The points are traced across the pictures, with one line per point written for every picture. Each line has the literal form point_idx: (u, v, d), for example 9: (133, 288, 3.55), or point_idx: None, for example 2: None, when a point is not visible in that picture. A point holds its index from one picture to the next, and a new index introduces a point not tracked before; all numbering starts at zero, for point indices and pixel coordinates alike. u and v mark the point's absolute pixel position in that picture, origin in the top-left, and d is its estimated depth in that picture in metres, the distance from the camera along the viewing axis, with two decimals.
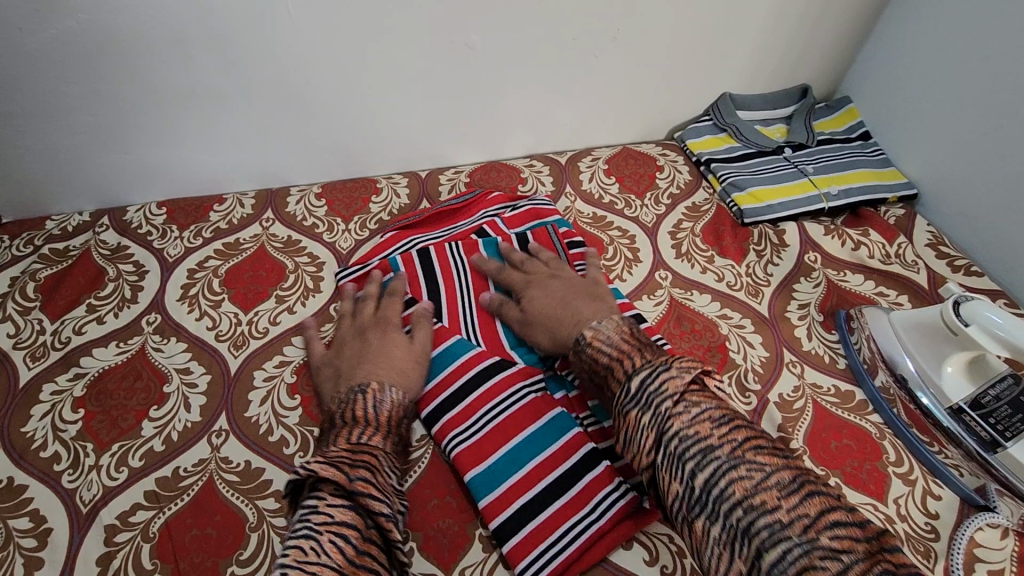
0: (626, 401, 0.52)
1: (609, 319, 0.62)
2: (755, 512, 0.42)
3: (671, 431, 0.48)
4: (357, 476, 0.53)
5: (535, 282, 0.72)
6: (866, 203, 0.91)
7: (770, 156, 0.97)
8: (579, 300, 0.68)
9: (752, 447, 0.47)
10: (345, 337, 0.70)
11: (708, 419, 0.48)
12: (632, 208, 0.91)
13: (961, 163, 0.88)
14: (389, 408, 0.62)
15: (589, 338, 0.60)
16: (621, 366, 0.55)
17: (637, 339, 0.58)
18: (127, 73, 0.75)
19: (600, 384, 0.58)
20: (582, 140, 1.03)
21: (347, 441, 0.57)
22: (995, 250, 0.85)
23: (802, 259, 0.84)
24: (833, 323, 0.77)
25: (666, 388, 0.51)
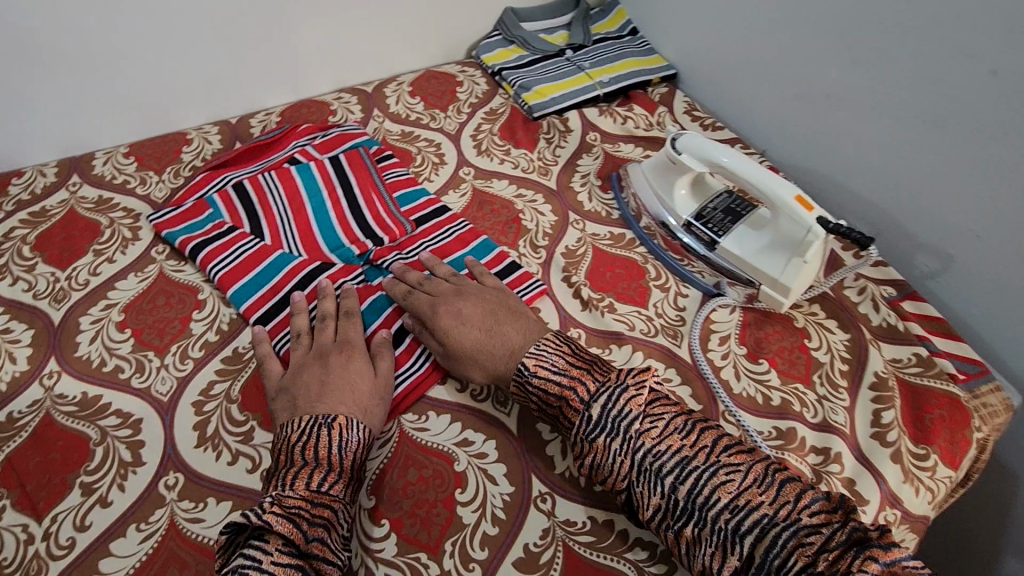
0: (590, 431, 0.56)
1: (546, 340, 0.63)
2: (744, 511, 0.50)
3: (645, 451, 0.54)
4: (314, 536, 0.51)
5: (447, 315, 0.66)
6: (635, 86, 1.07)
7: (553, 58, 1.09)
8: (498, 321, 0.66)
9: (723, 450, 0.54)
10: (306, 362, 0.64)
11: (676, 432, 0.55)
12: (436, 120, 1.01)
13: (700, 40, 1.05)
14: (354, 450, 0.57)
15: (533, 366, 0.61)
16: (575, 393, 0.58)
17: (582, 360, 0.61)
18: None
19: (554, 415, 0.61)
20: (387, 68, 1.10)
21: (307, 487, 0.53)
22: (734, 107, 1.03)
23: (584, 139, 0.97)
24: (609, 185, 0.91)
25: (631, 412, 0.55)
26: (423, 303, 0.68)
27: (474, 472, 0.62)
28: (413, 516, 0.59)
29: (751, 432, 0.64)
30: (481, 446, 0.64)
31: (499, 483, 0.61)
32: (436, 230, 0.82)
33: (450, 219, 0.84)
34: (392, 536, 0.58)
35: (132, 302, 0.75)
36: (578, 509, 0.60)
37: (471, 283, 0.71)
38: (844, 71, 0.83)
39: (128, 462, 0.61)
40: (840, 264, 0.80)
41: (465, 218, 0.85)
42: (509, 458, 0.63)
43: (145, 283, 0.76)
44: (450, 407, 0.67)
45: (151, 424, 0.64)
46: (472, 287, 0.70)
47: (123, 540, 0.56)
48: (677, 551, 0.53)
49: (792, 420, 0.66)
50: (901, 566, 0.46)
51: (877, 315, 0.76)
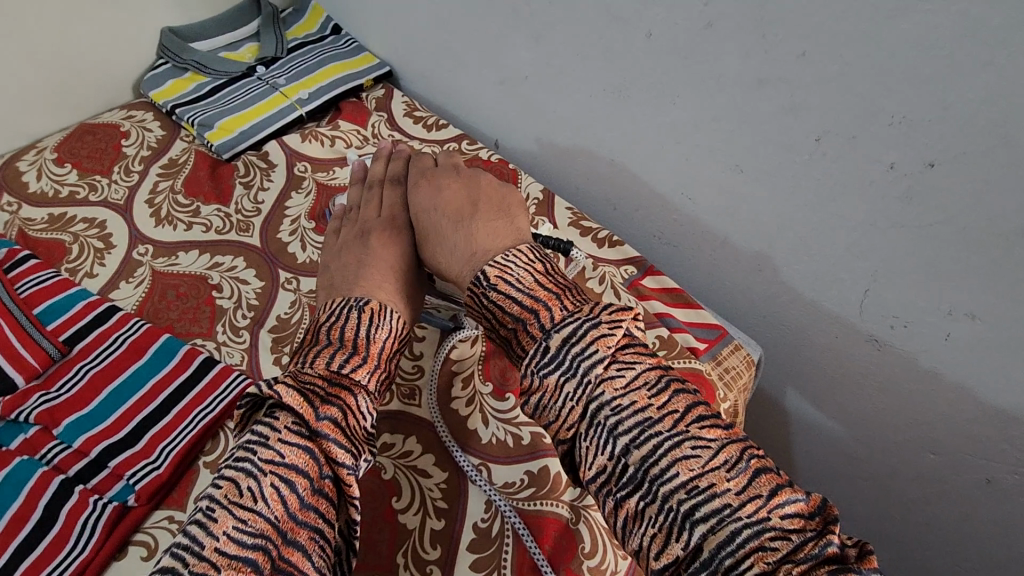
0: (543, 364, 0.46)
1: (518, 252, 0.54)
2: (703, 496, 0.39)
3: (602, 401, 0.43)
4: (327, 416, 0.45)
5: (426, 194, 0.66)
6: (343, 95, 0.93)
7: (243, 80, 0.92)
8: (470, 219, 0.61)
9: (695, 420, 0.42)
10: (347, 241, 0.67)
11: (644, 386, 0.43)
12: (97, 189, 0.80)
13: (400, 32, 0.93)
14: (385, 338, 0.54)
15: (495, 278, 0.52)
16: (535, 319, 0.48)
17: (554, 282, 0.51)
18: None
19: (505, 339, 0.51)
20: (22, 133, 0.87)
21: (325, 365, 0.49)
22: (454, 99, 0.93)
23: (291, 173, 0.83)
24: (323, 223, 0.78)
25: (595, 353, 0.44)
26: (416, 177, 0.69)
27: None
28: None
29: (498, 497, 0.57)
30: None
31: None
32: (99, 345, 0.65)
33: (120, 322, 0.67)
34: None
35: None
36: None
37: (479, 174, 0.68)
38: (530, 51, 0.77)
39: None
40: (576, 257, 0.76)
41: (141, 316, 0.69)
42: None
43: None
44: None
45: None
46: (471, 172, 0.68)
47: None
48: (613, 523, 0.43)
49: (544, 456, 0.60)
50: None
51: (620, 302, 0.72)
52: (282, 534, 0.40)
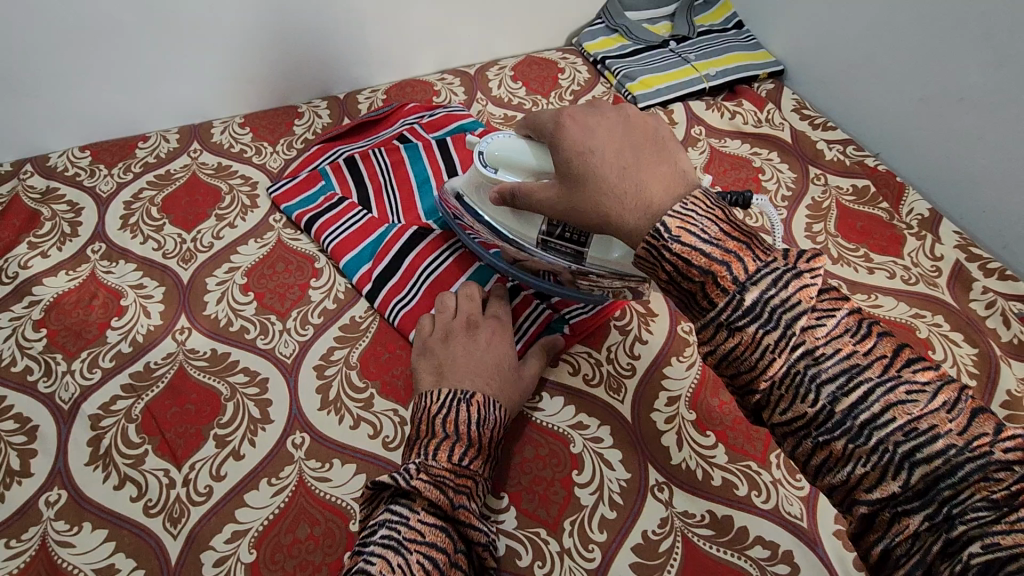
0: (737, 318, 0.43)
1: (694, 200, 0.47)
2: (925, 438, 0.38)
3: (805, 352, 0.42)
4: (459, 504, 0.52)
5: (576, 135, 0.54)
6: (741, 81, 1.04)
7: (657, 50, 1.07)
8: (638, 161, 0.51)
9: (907, 365, 0.41)
10: (446, 328, 0.65)
11: (847, 334, 0.42)
12: (539, 106, 1.00)
13: (813, 36, 1.01)
14: (492, 426, 0.57)
15: (676, 229, 0.46)
16: (727, 269, 0.44)
17: (740, 231, 0.46)
18: (53, 16, 0.80)
19: (687, 293, 0.46)
20: (487, 52, 1.10)
21: (450, 459, 0.54)
22: (845, 106, 0.99)
23: (689, 133, 0.96)
24: (715, 179, 0.89)
25: (798, 305, 0.43)
26: (561, 127, 0.56)
27: (590, 456, 0.62)
28: (531, 491, 0.60)
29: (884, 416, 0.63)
30: (597, 431, 0.64)
31: (615, 469, 0.61)
32: None
33: None
34: (511, 510, 0.59)
35: (254, 267, 0.77)
36: (697, 501, 0.59)
37: (622, 108, 0.57)
38: (981, 74, 0.79)
39: (257, 419, 0.64)
40: (967, 276, 0.77)
41: None
42: (624, 444, 0.63)
43: (265, 249, 0.79)
44: (562, 389, 0.67)
45: (277, 383, 0.66)
46: (613, 107, 0.57)
47: (257, 492, 0.59)
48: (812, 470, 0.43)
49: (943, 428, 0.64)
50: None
51: (1007, 331, 0.72)
52: None
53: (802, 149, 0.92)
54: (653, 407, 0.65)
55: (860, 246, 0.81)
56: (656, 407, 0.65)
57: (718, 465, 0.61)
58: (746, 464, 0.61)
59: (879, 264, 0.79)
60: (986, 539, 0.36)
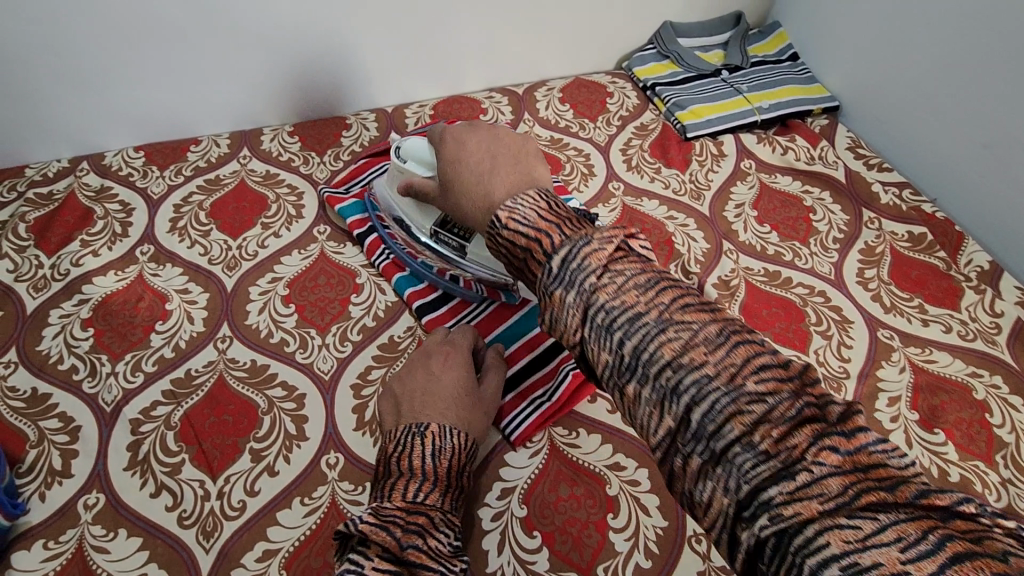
0: (551, 283, 0.49)
1: (527, 195, 0.54)
2: (685, 376, 0.41)
3: (598, 306, 0.46)
4: (410, 543, 0.48)
5: (451, 149, 0.62)
6: (795, 115, 1.01)
7: (709, 78, 1.05)
8: (493, 167, 0.59)
9: (718, 335, 0.43)
10: (410, 364, 0.65)
11: (677, 326, 0.44)
12: (586, 130, 0.99)
13: (872, 72, 0.99)
14: (450, 456, 0.56)
15: (505, 219, 0.53)
16: (541, 246, 0.50)
17: (555, 215, 0.52)
18: (119, 19, 0.82)
19: (520, 268, 0.53)
20: (536, 72, 1.10)
21: (403, 497, 0.52)
22: (903, 147, 0.96)
23: (738, 166, 0.94)
24: (764, 216, 0.87)
25: (590, 266, 0.47)
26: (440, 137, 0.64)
27: (626, 499, 0.60)
28: (565, 533, 0.58)
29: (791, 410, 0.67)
30: (634, 473, 0.62)
31: (653, 515, 0.59)
32: None
33: None
34: (544, 551, 0.57)
35: (296, 278, 0.77)
36: None
37: (498, 125, 0.65)
38: None
39: (293, 435, 0.63)
40: None
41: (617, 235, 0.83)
42: (662, 490, 0.61)
43: (307, 261, 0.79)
44: (599, 427, 0.65)
45: (314, 399, 0.66)
46: (489, 125, 0.65)
47: (289, 511, 0.58)
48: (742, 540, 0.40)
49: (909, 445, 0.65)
50: (866, 455, 0.36)
51: None
52: None
53: (856, 191, 0.89)
54: None
55: (914, 296, 0.78)
56: None
57: None
58: None
59: (934, 316, 0.76)
60: (842, 561, 0.33)
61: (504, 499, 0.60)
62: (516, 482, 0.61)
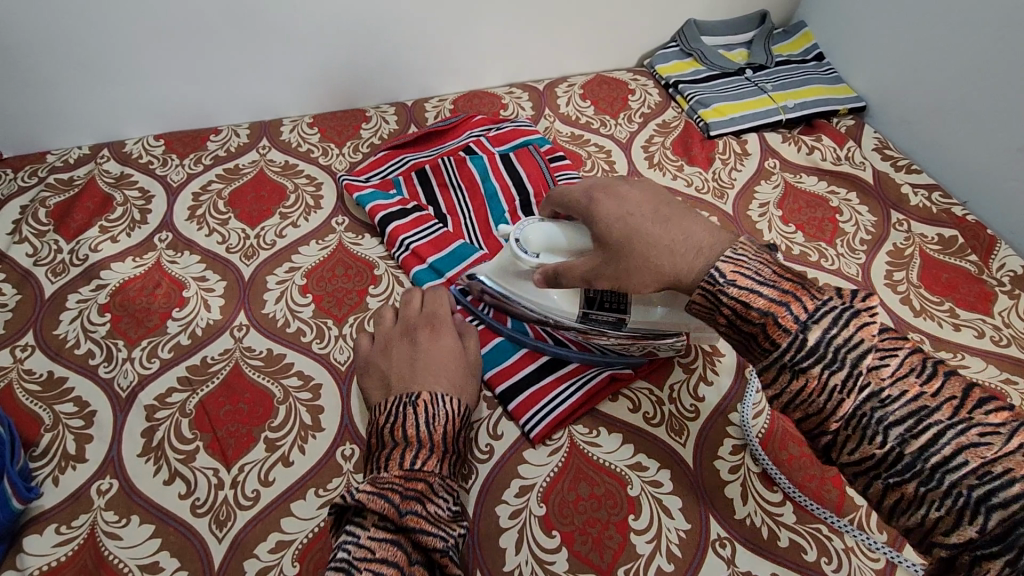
0: (801, 358, 0.46)
1: (743, 245, 0.52)
2: (999, 481, 0.39)
3: (870, 393, 0.44)
4: (408, 510, 0.50)
5: (609, 200, 0.58)
6: (820, 115, 0.99)
7: (732, 77, 1.04)
8: (675, 214, 0.56)
9: (978, 406, 0.42)
10: (393, 338, 0.63)
11: (910, 375, 0.44)
12: (607, 126, 0.98)
13: (900, 72, 0.97)
14: (444, 422, 0.56)
15: (730, 273, 0.50)
16: (786, 309, 0.47)
17: (791, 273, 0.50)
18: (144, 9, 0.81)
19: (747, 334, 0.50)
20: (558, 68, 1.09)
21: (399, 466, 0.52)
22: (932, 148, 0.94)
23: (762, 165, 0.92)
24: (790, 216, 0.86)
25: (861, 343, 0.45)
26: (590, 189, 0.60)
27: (648, 500, 0.59)
28: (585, 533, 0.57)
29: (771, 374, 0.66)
30: (657, 474, 0.60)
31: (675, 517, 0.58)
32: None
33: None
34: (563, 551, 0.56)
35: (314, 268, 0.77)
36: (760, 561, 0.56)
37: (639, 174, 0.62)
38: None
39: (309, 425, 0.62)
40: None
41: None
42: (685, 491, 0.59)
43: (325, 251, 0.78)
44: (620, 426, 0.64)
45: (330, 390, 0.65)
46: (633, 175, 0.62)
47: (303, 502, 0.57)
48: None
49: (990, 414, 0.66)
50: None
51: None
52: None
53: (884, 192, 0.87)
54: (718, 454, 0.62)
55: (945, 300, 0.76)
56: (721, 454, 0.62)
57: (785, 524, 0.57)
58: (816, 527, 0.57)
59: (966, 320, 0.74)
60: None
61: (522, 496, 0.59)
62: (534, 480, 0.60)
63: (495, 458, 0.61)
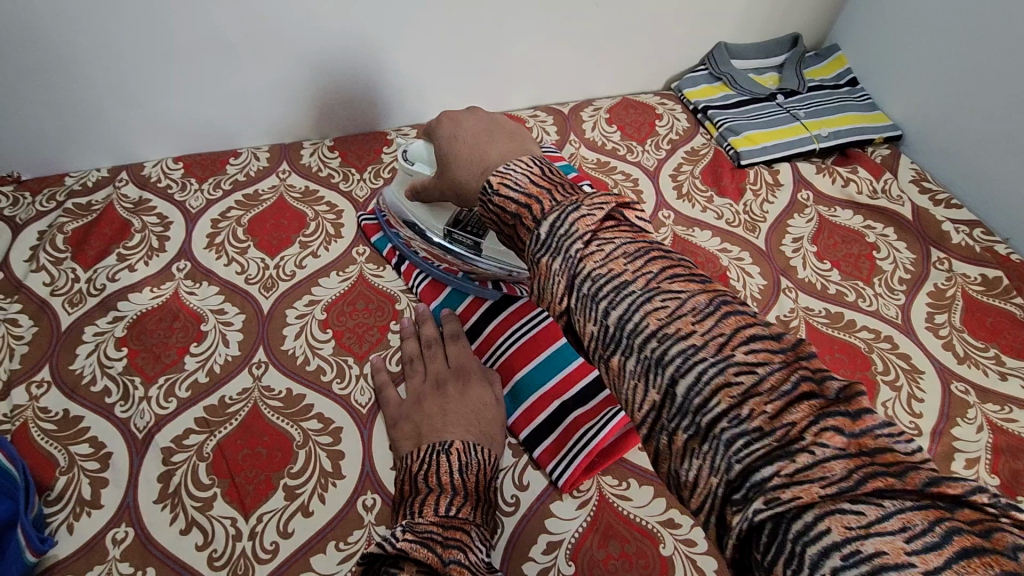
0: (537, 251, 0.42)
1: (519, 161, 0.48)
2: (800, 476, 0.29)
3: (648, 332, 0.36)
4: (452, 559, 0.45)
5: (448, 128, 0.59)
6: (854, 144, 0.96)
7: (763, 103, 1.01)
8: (488, 139, 0.55)
9: (745, 344, 0.34)
10: (423, 391, 0.64)
11: (690, 313, 0.36)
12: (634, 153, 0.95)
13: (941, 103, 0.93)
14: (477, 471, 0.56)
15: (496, 184, 0.46)
16: (530, 212, 0.43)
17: (549, 180, 0.45)
18: (166, 31, 0.79)
19: (509, 237, 0.46)
20: (582, 91, 1.06)
21: (436, 513, 0.49)
22: (973, 183, 0.90)
23: (795, 197, 0.89)
24: (825, 252, 0.83)
25: (580, 235, 0.40)
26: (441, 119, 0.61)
27: (682, 561, 0.56)
28: None
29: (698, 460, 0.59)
30: (690, 532, 0.58)
31: None
32: None
33: None
34: None
35: (334, 302, 0.75)
36: None
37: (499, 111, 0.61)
38: None
39: (329, 472, 0.60)
40: None
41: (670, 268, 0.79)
42: (721, 552, 0.57)
43: (346, 283, 0.76)
44: (651, 478, 0.61)
45: (351, 434, 0.63)
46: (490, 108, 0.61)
47: (323, 556, 0.55)
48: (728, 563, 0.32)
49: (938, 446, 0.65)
50: (873, 439, 0.29)
51: None
52: None
53: (923, 228, 0.84)
54: None
55: (990, 346, 0.73)
56: None
57: None
58: None
59: (1012, 369, 0.71)
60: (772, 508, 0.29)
61: (551, 554, 0.57)
62: (563, 536, 0.57)
63: (522, 512, 0.59)
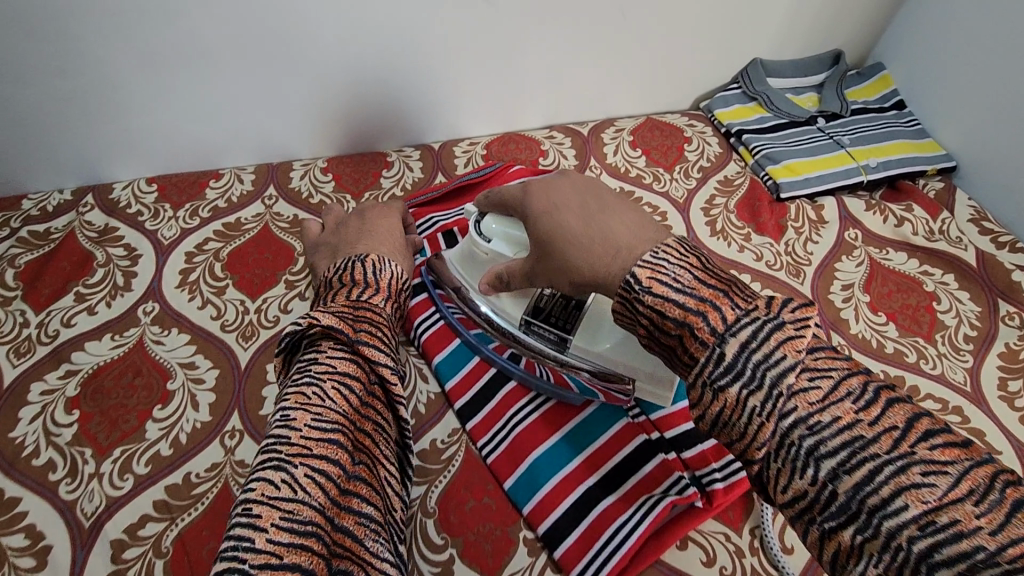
0: (718, 375, 0.37)
1: (666, 246, 0.42)
2: None
3: (796, 419, 0.35)
4: (361, 330, 0.49)
5: (540, 199, 0.51)
6: (905, 176, 0.87)
7: (802, 127, 0.91)
8: (605, 210, 0.48)
9: (923, 440, 0.32)
10: (343, 222, 0.69)
11: (847, 399, 0.35)
12: (661, 181, 0.86)
13: (1004, 135, 0.83)
14: (390, 277, 0.58)
15: (646, 279, 0.40)
16: (704, 320, 0.38)
17: (717, 277, 0.40)
18: (131, 39, 0.68)
19: (668, 348, 0.40)
20: (603, 110, 0.97)
21: (347, 299, 0.53)
22: None
23: (842, 236, 0.80)
24: (879, 303, 0.73)
25: (784, 360, 0.36)
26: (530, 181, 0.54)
27: None
28: None
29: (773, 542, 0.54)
30: None
31: None
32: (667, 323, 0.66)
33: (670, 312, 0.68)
34: None
35: None
36: None
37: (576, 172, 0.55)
38: None
39: None
40: None
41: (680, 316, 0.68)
42: None
43: None
44: None
45: None
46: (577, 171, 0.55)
47: None
48: None
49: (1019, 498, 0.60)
50: None
51: None
52: (353, 423, 0.43)
53: (989, 277, 0.75)
54: None
55: None
56: None
57: None
58: None
59: None
60: None
61: None
62: None
63: None
